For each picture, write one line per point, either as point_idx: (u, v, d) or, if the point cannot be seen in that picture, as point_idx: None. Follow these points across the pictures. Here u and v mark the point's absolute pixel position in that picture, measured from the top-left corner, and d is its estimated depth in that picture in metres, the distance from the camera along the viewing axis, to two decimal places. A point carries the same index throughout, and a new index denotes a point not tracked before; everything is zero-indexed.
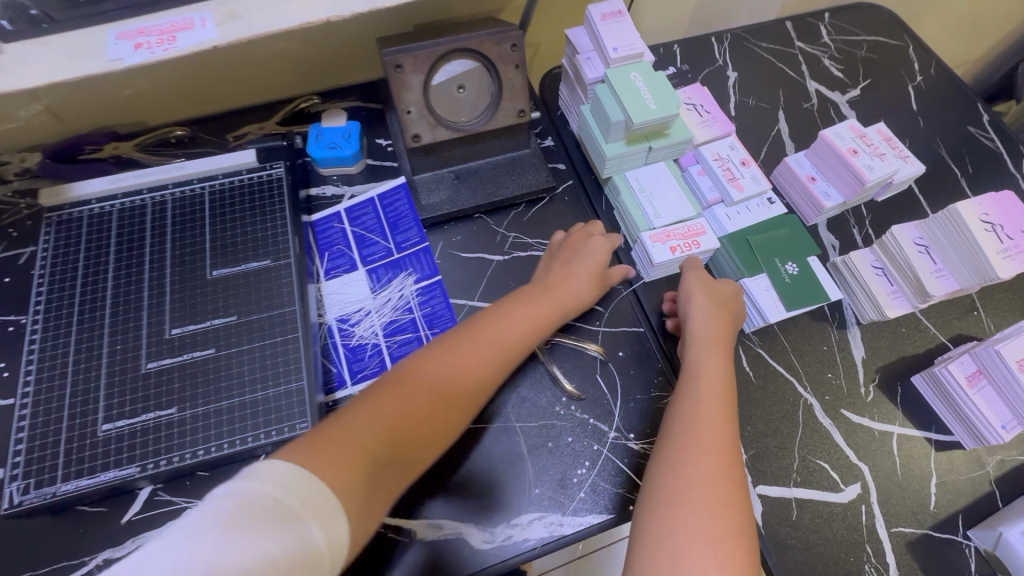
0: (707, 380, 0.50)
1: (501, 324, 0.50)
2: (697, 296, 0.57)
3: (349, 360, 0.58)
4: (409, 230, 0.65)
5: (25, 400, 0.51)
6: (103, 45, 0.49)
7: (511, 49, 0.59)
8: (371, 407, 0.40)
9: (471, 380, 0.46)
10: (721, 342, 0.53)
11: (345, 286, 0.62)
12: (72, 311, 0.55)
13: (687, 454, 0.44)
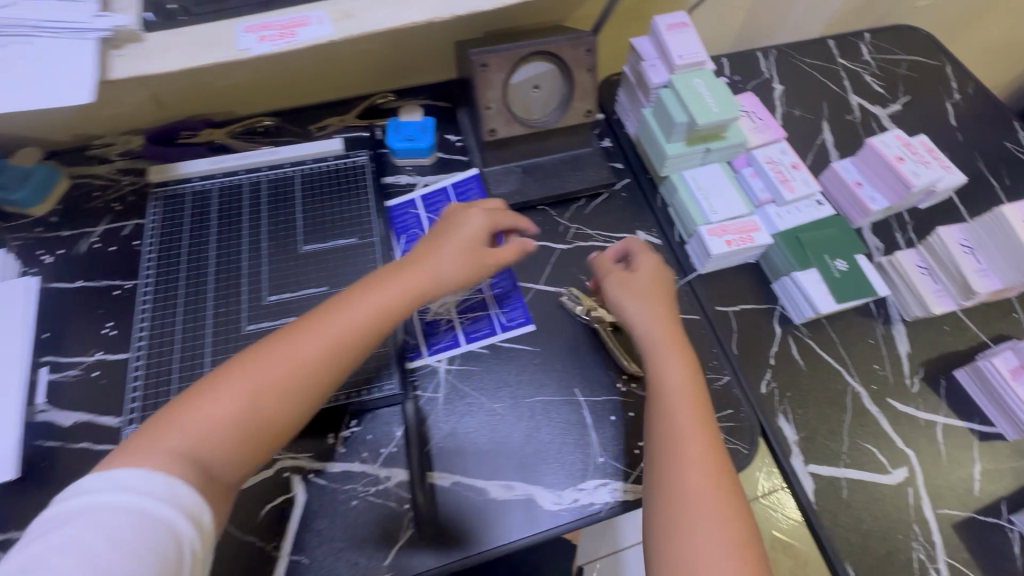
0: (672, 388, 0.51)
1: (332, 323, 0.47)
2: (634, 300, 0.57)
3: (425, 333, 0.62)
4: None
5: (139, 352, 0.56)
6: (232, 36, 0.55)
7: (584, 54, 0.64)
8: (186, 414, 0.42)
9: (301, 380, 0.45)
10: (677, 344, 0.54)
11: None
12: (179, 277, 0.60)
13: (677, 468, 0.46)
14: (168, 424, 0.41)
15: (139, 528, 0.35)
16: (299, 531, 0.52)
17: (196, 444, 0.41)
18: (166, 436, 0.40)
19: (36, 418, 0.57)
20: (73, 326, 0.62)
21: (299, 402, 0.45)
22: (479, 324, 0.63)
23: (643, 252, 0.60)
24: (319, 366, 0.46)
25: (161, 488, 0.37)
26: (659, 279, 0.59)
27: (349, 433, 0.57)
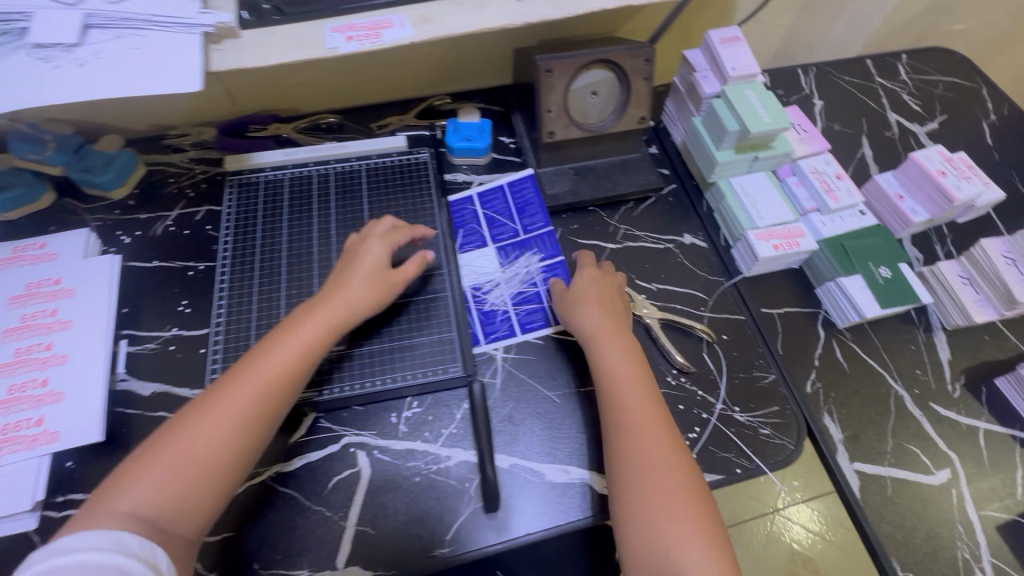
0: (620, 380, 0.54)
1: (261, 361, 0.50)
2: (580, 303, 0.60)
3: (483, 322, 0.65)
4: (535, 215, 0.72)
5: (219, 328, 0.60)
6: (321, 36, 0.58)
7: (643, 63, 0.67)
8: (128, 475, 0.43)
9: (241, 414, 0.47)
10: (616, 338, 0.57)
11: (477, 260, 0.69)
12: (253, 260, 0.64)
13: (635, 456, 0.49)
14: (114, 489, 0.43)
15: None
16: (365, 503, 0.55)
17: (147, 501, 0.42)
18: (115, 499, 0.42)
19: (115, 386, 0.59)
20: (149, 302, 0.65)
21: (241, 441, 0.47)
22: (534, 316, 0.65)
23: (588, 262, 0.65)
24: (252, 405, 0.48)
25: (110, 539, 0.39)
26: (603, 280, 0.63)
27: (410, 413, 0.59)
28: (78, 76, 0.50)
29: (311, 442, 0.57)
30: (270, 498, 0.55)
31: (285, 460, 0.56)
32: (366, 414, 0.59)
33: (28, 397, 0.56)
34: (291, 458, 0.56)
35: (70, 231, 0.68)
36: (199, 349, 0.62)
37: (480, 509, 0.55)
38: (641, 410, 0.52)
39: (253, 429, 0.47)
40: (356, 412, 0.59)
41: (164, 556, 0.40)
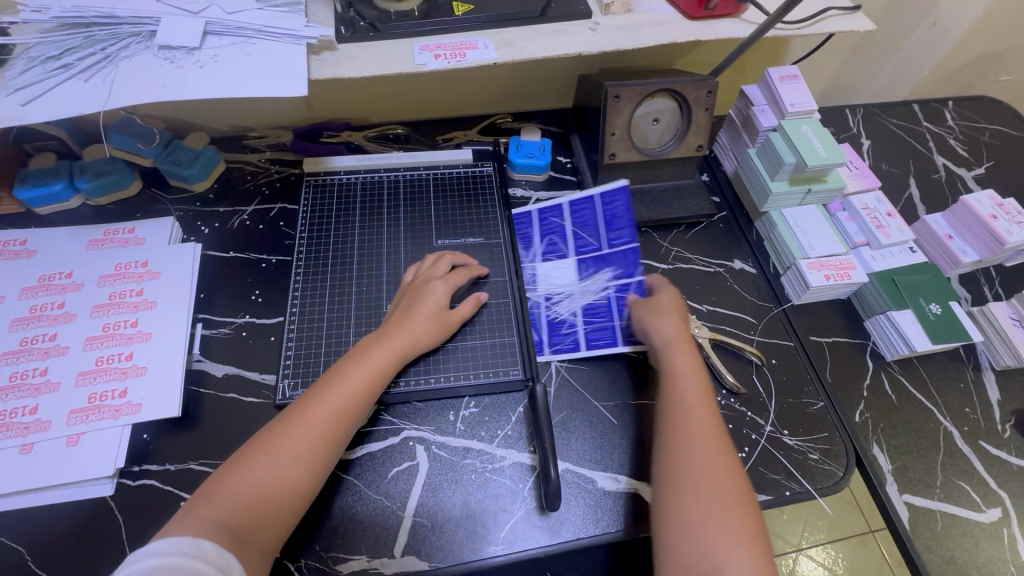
0: (686, 381, 0.56)
1: (334, 385, 0.52)
2: (657, 314, 0.62)
3: (550, 331, 0.67)
4: (622, 229, 0.73)
5: (294, 317, 0.63)
6: (411, 53, 0.63)
7: (706, 95, 0.71)
8: (210, 488, 0.45)
9: (315, 436, 0.49)
10: (688, 346, 0.60)
11: (555, 270, 0.71)
12: (326, 258, 0.68)
13: (689, 448, 0.51)
14: (198, 501, 0.45)
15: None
16: (422, 496, 0.57)
17: (227, 513, 0.44)
18: (198, 510, 0.44)
19: (191, 366, 0.63)
20: (224, 290, 0.69)
21: (313, 465, 0.49)
22: (602, 333, 0.67)
23: (665, 282, 0.67)
24: (325, 431, 0.50)
25: (190, 544, 0.41)
26: (680, 304, 0.65)
27: (468, 412, 0.62)
28: (197, 75, 0.55)
29: (372, 433, 0.60)
30: (332, 483, 0.57)
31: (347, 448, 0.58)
32: (425, 410, 0.61)
33: (113, 369, 0.59)
34: (353, 447, 0.59)
35: (154, 218, 0.73)
36: (270, 337, 0.65)
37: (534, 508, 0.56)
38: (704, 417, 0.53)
39: (324, 455, 0.49)
40: (416, 407, 0.61)
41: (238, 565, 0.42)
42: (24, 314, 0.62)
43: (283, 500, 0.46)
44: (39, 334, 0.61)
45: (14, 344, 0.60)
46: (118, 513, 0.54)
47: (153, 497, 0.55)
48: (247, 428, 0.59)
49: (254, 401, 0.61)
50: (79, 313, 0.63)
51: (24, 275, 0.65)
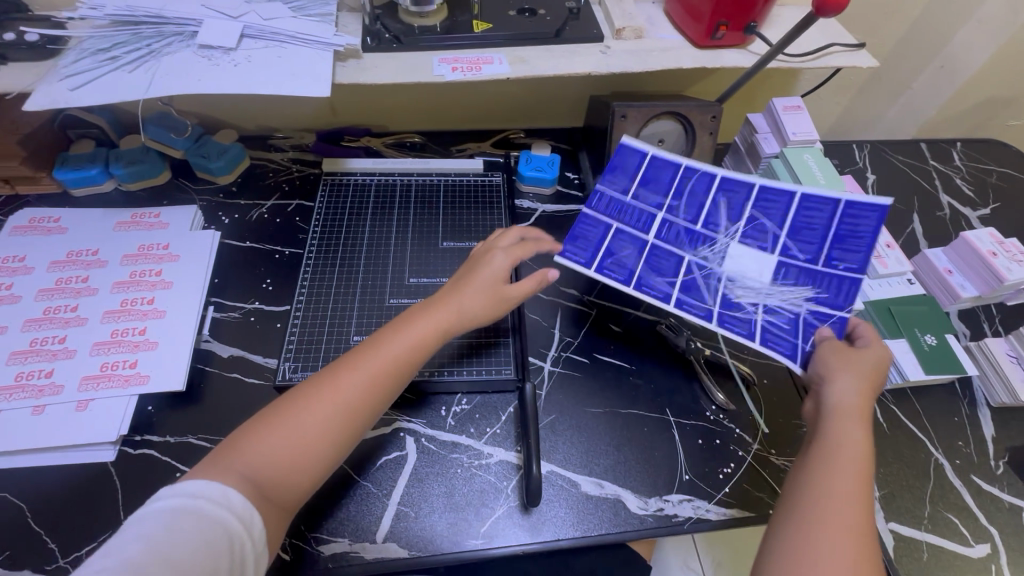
0: (847, 457, 0.45)
1: (379, 352, 0.50)
2: (842, 368, 0.52)
3: (724, 307, 0.61)
4: (855, 251, 0.59)
5: (301, 305, 0.66)
6: (430, 64, 0.67)
7: (710, 119, 0.73)
8: (241, 438, 0.45)
9: (354, 402, 0.48)
10: (866, 422, 0.48)
11: (754, 258, 0.61)
12: (336, 253, 0.71)
13: (817, 529, 0.41)
14: (229, 446, 0.45)
15: (191, 526, 0.39)
16: (407, 486, 0.58)
17: (259, 466, 0.44)
18: (228, 453, 0.44)
19: (199, 346, 0.65)
20: (237, 276, 0.72)
21: (339, 431, 0.47)
22: (783, 340, 0.58)
23: (874, 335, 0.55)
24: (356, 397, 0.48)
25: (219, 491, 0.42)
26: (882, 370, 0.52)
27: (459, 409, 0.63)
28: (230, 73, 0.60)
29: None
30: None
31: None
32: (418, 403, 0.63)
33: (128, 342, 0.62)
34: None
35: (177, 206, 0.77)
36: (276, 324, 0.68)
37: (516, 508, 0.57)
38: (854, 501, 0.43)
39: (353, 424, 0.48)
40: (409, 400, 0.63)
41: (259, 522, 0.43)
42: (50, 285, 0.66)
43: (312, 464, 0.46)
44: (62, 304, 0.65)
45: (38, 312, 0.64)
46: (115, 479, 0.56)
47: (150, 466, 0.57)
48: (246, 407, 0.61)
49: (255, 382, 0.63)
50: (100, 288, 0.66)
51: (55, 250, 0.69)
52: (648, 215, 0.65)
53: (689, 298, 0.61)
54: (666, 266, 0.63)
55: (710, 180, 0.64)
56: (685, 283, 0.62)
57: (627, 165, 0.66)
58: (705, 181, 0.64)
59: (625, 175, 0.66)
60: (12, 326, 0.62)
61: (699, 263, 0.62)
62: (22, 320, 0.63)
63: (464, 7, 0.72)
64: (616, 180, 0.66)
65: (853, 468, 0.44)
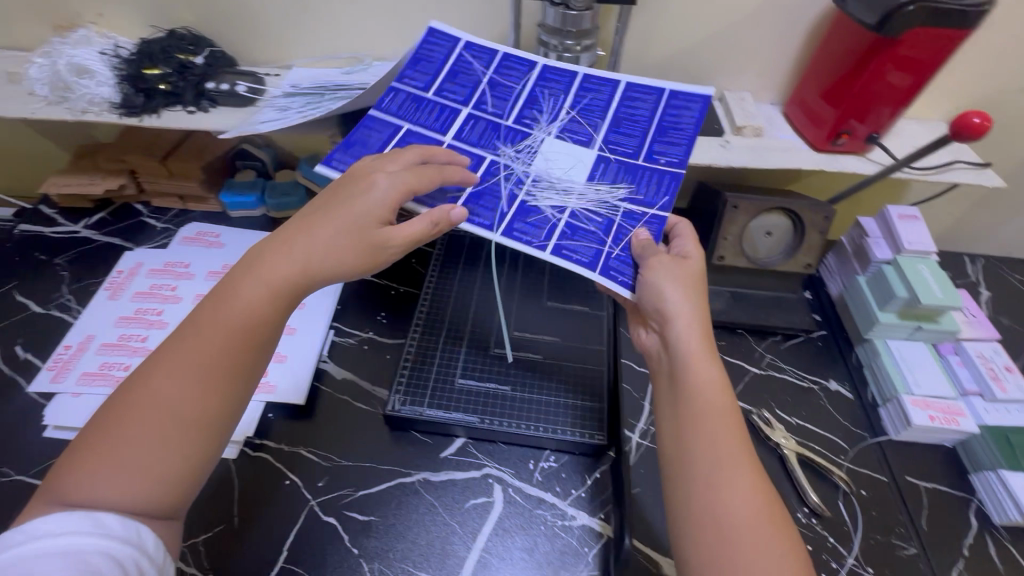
0: (708, 395, 0.48)
1: (226, 312, 0.47)
2: (678, 284, 0.52)
3: (520, 214, 0.58)
4: (675, 145, 0.62)
5: (413, 341, 0.71)
6: None
7: (821, 220, 0.75)
8: (77, 465, 0.43)
9: (207, 368, 0.46)
10: (706, 352, 0.50)
11: (567, 156, 0.62)
12: (449, 298, 0.77)
13: (716, 484, 0.44)
14: (54, 480, 0.43)
15: (76, 562, 0.38)
16: (491, 534, 0.59)
17: (116, 470, 0.42)
18: (54, 488, 0.42)
19: (317, 365, 0.72)
20: (356, 306, 0.79)
21: (188, 428, 0.45)
22: (581, 249, 0.55)
23: (692, 240, 0.57)
24: (200, 386, 0.46)
25: (88, 519, 0.40)
26: (702, 275, 0.55)
27: (547, 465, 0.65)
28: None
29: (457, 463, 0.64)
30: (414, 499, 0.61)
31: (433, 471, 0.64)
32: (508, 453, 0.65)
33: None
34: (438, 471, 0.64)
35: None
36: (386, 355, 0.74)
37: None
38: (739, 464, 0.45)
39: (208, 419, 0.46)
40: (499, 448, 0.66)
41: (150, 535, 0.42)
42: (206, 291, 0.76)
43: (175, 444, 0.44)
44: None
45: None
46: (237, 477, 0.62)
47: (264, 469, 0.63)
48: (352, 428, 0.67)
49: (363, 407, 0.69)
50: None
51: (212, 260, 0.80)
52: (447, 116, 0.64)
53: (486, 201, 0.58)
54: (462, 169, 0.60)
55: (531, 72, 0.67)
56: (478, 189, 0.59)
57: (434, 56, 0.68)
58: (527, 73, 0.67)
59: (435, 68, 0.67)
60: (171, 323, 0.72)
61: (497, 163, 0.61)
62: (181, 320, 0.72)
63: None
64: (420, 73, 0.67)
65: (724, 425, 0.47)
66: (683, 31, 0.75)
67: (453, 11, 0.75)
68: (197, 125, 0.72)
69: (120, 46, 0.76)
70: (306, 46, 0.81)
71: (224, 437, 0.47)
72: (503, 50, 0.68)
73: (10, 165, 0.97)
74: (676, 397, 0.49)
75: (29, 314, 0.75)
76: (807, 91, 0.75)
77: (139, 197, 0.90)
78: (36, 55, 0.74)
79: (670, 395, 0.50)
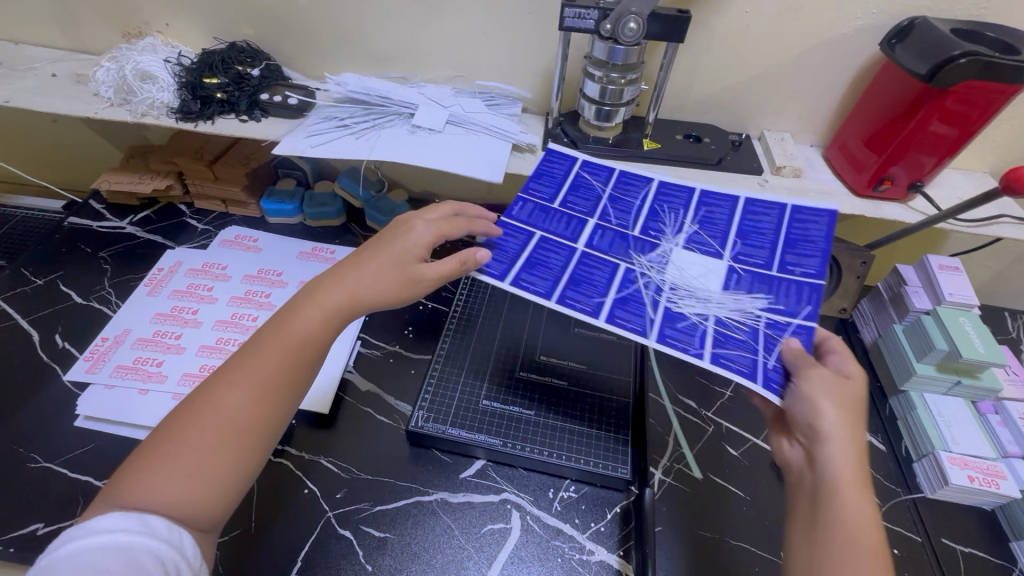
0: (858, 529, 0.43)
1: (284, 335, 0.49)
2: (831, 401, 0.48)
3: (666, 321, 0.55)
4: (809, 257, 0.60)
5: (439, 358, 0.71)
6: None
7: (860, 264, 0.74)
8: (132, 468, 0.43)
9: (261, 386, 0.47)
10: (862, 483, 0.45)
11: (702, 267, 0.60)
12: (478, 314, 0.77)
13: None
14: (111, 483, 0.43)
15: (120, 560, 0.38)
16: (506, 561, 0.58)
17: (168, 476, 0.43)
18: (112, 490, 0.43)
19: (342, 375, 0.72)
20: (384, 319, 0.80)
21: (239, 440, 0.46)
22: (736, 359, 0.52)
23: (848, 355, 0.52)
24: (251, 400, 0.47)
25: (137, 519, 0.40)
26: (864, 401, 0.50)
27: (567, 495, 0.64)
28: (436, 148, 0.72)
29: (476, 485, 0.64)
30: (430, 520, 0.60)
31: (450, 491, 0.63)
32: (529, 480, 0.64)
33: None
34: (457, 492, 0.63)
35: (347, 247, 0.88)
36: (411, 370, 0.74)
37: None
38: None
39: (256, 428, 0.46)
40: (518, 473, 0.65)
41: (190, 541, 0.42)
42: (242, 293, 0.77)
43: (224, 456, 0.45)
44: (246, 313, 0.75)
45: (226, 315, 0.74)
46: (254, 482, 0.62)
47: (283, 477, 0.63)
48: (372, 442, 0.67)
49: (385, 421, 0.69)
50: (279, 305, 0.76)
51: (248, 264, 0.82)
52: (574, 224, 0.65)
53: (630, 306, 0.56)
54: (598, 275, 0.59)
55: (648, 187, 0.69)
56: (621, 297, 0.57)
57: (556, 172, 0.70)
58: (645, 190, 0.69)
59: (557, 181, 0.69)
60: (205, 323, 0.73)
61: (632, 271, 0.60)
62: (215, 320, 0.74)
63: (638, 126, 0.80)
64: (544, 186, 0.69)
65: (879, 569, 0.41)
66: (726, 71, 0.76)
67: (502, 40, 0.78)
68: (247, 132, 0.75)
69: (183, 54, 0.80)
70: (358, 65, 0.84)
71: (267, 450, 0.48)
72: (619, 168, 0.71)
73: (65, 161, 1.02)
74: (816, 523, 0.44)
75: (70, 304, 0.77)
76: (848, 137, 0.75)
77: (183, 198, 0.93)
78: (104, 59, 0.78)
79: (808, 519, 0.45)
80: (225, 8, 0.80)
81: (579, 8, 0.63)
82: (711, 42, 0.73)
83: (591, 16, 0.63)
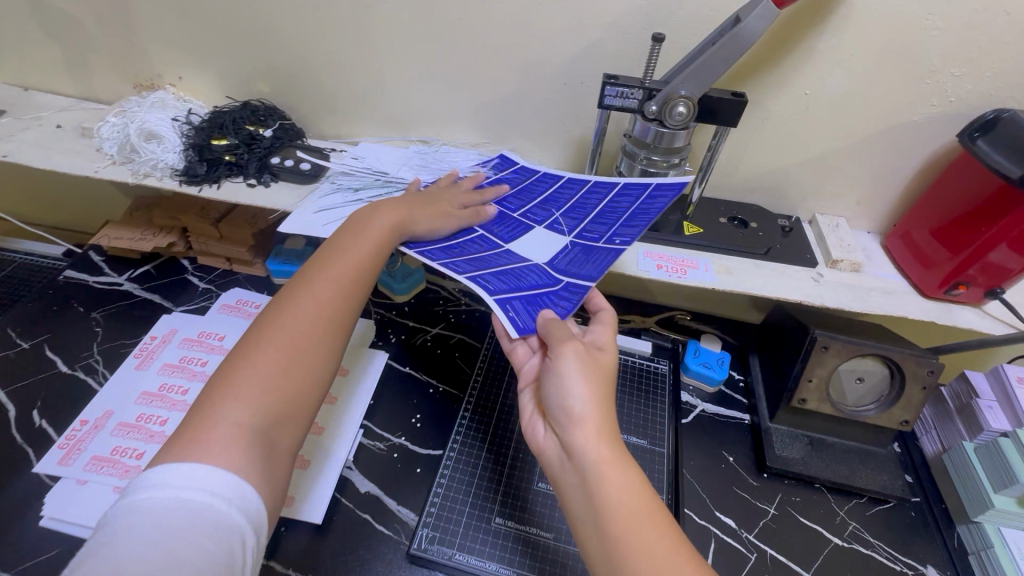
0: (624, 509, 0.39)
1: (359, 236, 0.54)
2: (575, 369, 0.45)
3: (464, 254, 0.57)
4: (636, 227, 0.57)
5: (449, 462, 0.65)
6: (636, 257, 0.67)
7: (926, 372, 0.66)
8: (242, 354, 0.44)
9: (347, 281, 0.51)
10: (614, 454, 0.42)
11: (541, 233, 0.60)
12: (499, 416, 0.71)
13: None
14: (224, 389, 0.42)
15: (209, 538, 0.35)
16: None
17: (274, 353, 0.44)
18: (233, 389, 0.41)
19: (341, 472, 0.65)
20: (390, 405, 0.73)
21: (329, 327, 0.48)
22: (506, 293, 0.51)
23: (609, 326, 0.52)
24: (334, 294, 0.49)
25: (235, 489, 0.37)
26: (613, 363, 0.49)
27: None
28: None
29: None
30: None
31: None
32: None
33: None
34: None
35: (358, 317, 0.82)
36: (415, 469, 0.66)
37: None
38: None
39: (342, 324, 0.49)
40: None
41: (264, 534, 0.39)
42: None
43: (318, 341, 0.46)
44: None
45: None
46: None
47: None
48: (366, 558, 0.58)
49: (382, 531, 0.60)
50: None
51: None
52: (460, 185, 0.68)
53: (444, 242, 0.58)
54: None
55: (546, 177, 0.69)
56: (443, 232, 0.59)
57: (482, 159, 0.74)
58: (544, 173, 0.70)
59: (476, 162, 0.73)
60: None
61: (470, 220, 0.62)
62: None
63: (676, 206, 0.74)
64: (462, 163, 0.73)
65: (660, 537, 0.38)
66: (776, 153, 0.69)
67: (535, 110, 0.72)
68: (254, 199, 0.69)
69: (194, 111, 0.76)
70: (378, 127, 0.79)
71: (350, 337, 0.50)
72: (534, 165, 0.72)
73: (70, 203, 0.98)
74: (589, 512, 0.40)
75: (54, 371, 0.72)
76: (913, 227, 0.67)
77: (186, 253, 0.88)
78: (111, 113, 0.74)
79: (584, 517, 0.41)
80: (242, 64, 0.75)
81: (622, 88, 0.57)
82: (763, 121, 0.66)
83: (635, 96, 0.57)
